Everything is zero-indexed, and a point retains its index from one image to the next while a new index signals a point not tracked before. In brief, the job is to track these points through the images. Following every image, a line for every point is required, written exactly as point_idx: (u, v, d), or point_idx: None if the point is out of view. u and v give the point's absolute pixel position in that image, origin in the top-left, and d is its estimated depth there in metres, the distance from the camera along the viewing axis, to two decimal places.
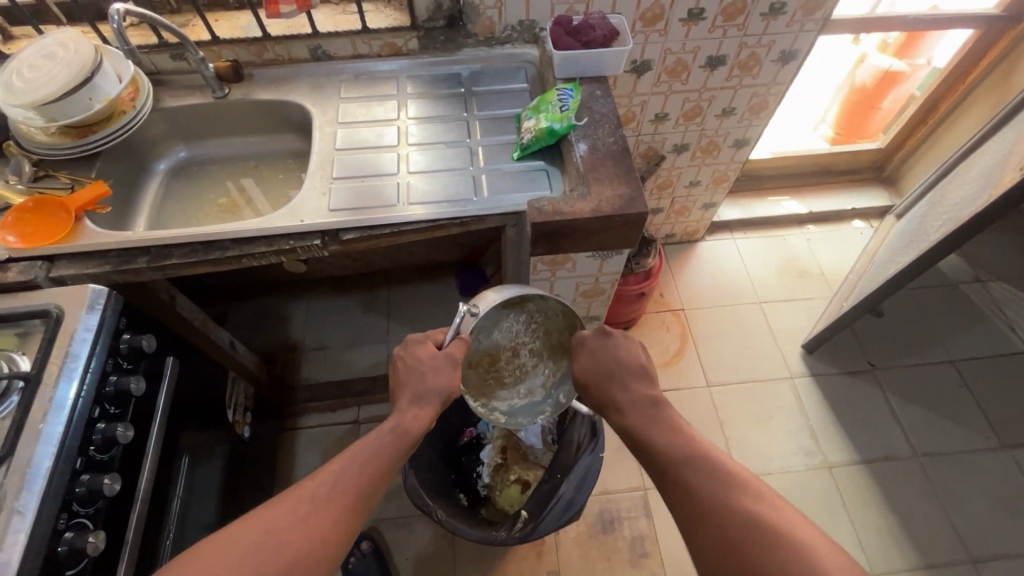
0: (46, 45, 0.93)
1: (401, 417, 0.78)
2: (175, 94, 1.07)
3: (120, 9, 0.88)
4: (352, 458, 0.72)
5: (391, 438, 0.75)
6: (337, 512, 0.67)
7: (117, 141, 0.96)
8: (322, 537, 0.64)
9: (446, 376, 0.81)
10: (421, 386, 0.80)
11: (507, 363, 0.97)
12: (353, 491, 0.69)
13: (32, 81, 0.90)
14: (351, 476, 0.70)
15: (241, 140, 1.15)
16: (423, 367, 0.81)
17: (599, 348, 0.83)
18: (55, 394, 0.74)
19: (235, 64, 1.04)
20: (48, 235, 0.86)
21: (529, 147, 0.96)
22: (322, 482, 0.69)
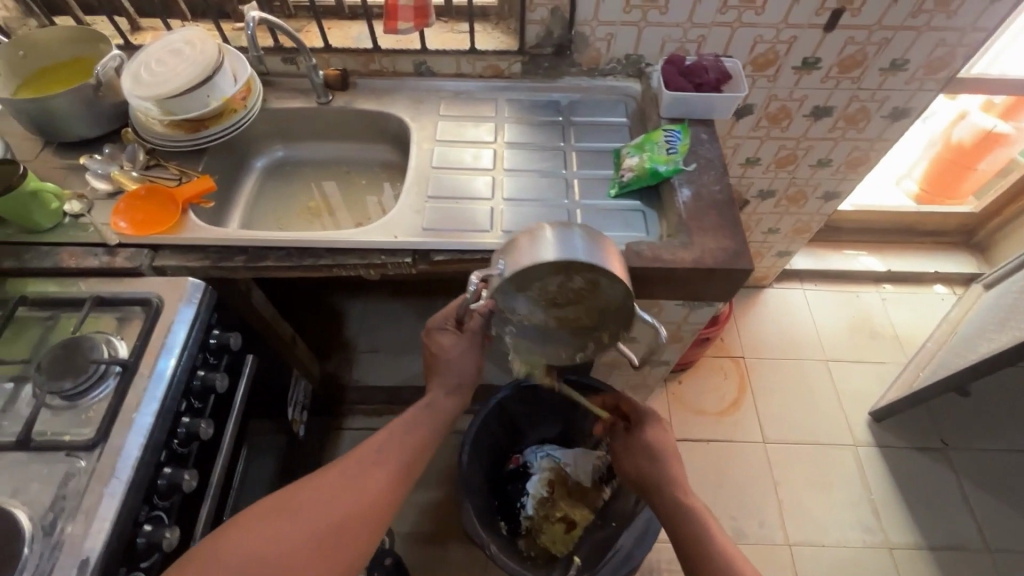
0: (173, 41, 0.96)
1: (434, 397, 0.80)
2: (281, 96, 1.09)
3: (255, 17, 0.92)
4: (398, 436, 0.75)
5: (427, 415, 0.78)
6: (384, 482, 0.70)
7: (225, 139, 0.99)
8: (373, 497, 0.68)
9: (470, 363, 0.81)
10: (447, 372, 0.80)
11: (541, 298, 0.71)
12: (396, 466, 0.72)
13: (157, 75, 0.93)
14: (394, 456, 0.73)
15: (335, 147, 1.16)
16: (448, 354, 0.79)
17: (649, 428, 0.86)
18: (150, 384, 0.75)
19: (343, 73, 1.07)
20: (156, 224, 0.89)
21: (627, 186, 0.94)
22: (367, 456, 0.72)
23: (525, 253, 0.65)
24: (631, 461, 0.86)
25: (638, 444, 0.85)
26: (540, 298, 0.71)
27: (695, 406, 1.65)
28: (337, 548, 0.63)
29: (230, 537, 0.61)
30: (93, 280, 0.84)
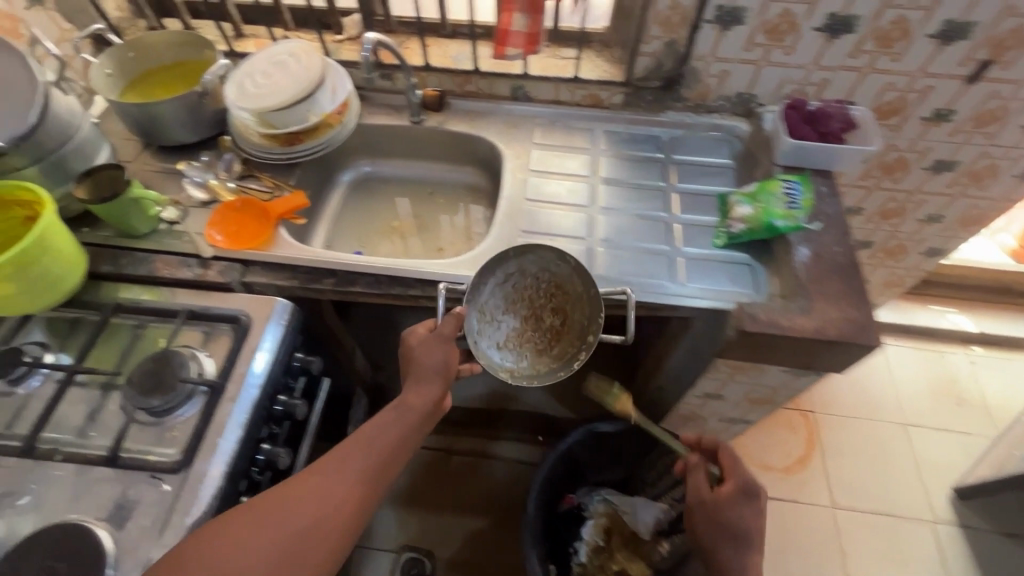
0: (278, 53, 0.95)
1: (403, 393, 0.76)
2: (375, 112, 1.07)
3: (372, 42, 0.89)
4: (369, 437, 0.72)
5: (397, 414, 0.74)
6: (350, 487, 0.67)
7: (318, 154, 0.97)
8: (340, 502, 0.65)
9: (440, 358, 0.77)
10: (416, 368, 0.77)
11: (522, 336, 0.88)
12: (367, 469, 0.69)
13: (260, 87, 0.92)
14: (366, 458, 0.70)
15: (421, 166, 1.13)
16: (412, 351, 0.78)
17: (746, 509, 0.77)
18: (236, 409, 0.73)
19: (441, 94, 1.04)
20: (249, 239, 0.88)
21: (737, 238, 0.87)
22: (338, 460, 0.69)
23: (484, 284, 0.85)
24: (711, 535, 0.77)
25: (730, 524, 0.76)
26: (522, 341, 0.88)
27: (759, 460, 1.56)
28: (301, 558, 0.61)
29: (198, 544, 0.58)
30: (185, 292, 0.83)
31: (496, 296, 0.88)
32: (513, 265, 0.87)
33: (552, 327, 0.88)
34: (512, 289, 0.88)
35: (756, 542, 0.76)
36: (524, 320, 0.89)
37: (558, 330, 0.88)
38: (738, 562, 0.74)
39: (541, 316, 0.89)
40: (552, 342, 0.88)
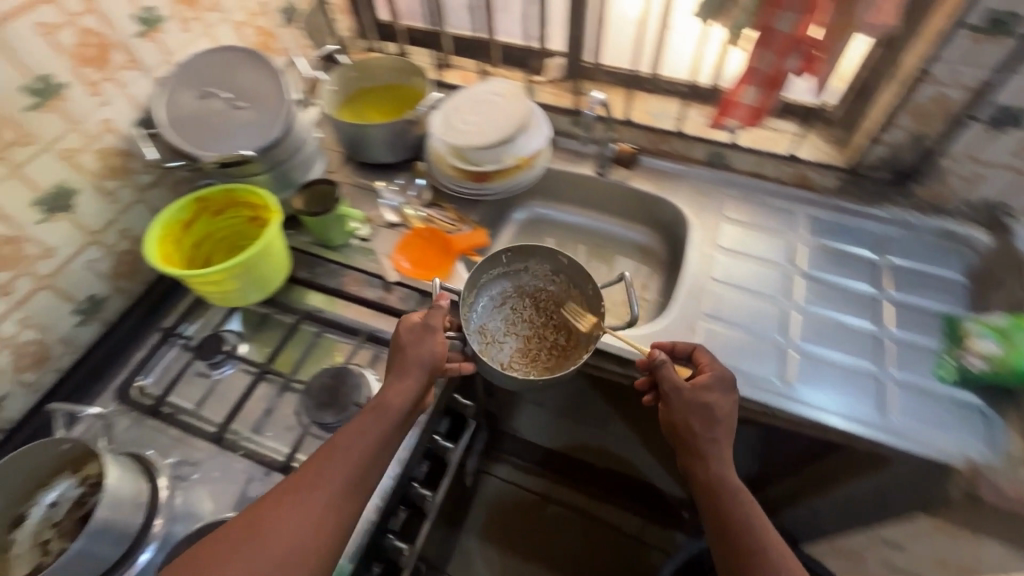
0: (485, 92, 0.97)
1: (378, 396, 0.68)
2: (561, 156, 1.05)
3: (599, 101, 0.91)
4: (340, 449, 0.64)
5: (373, 419, 0.66)
6: (322, 506, 0.60)
7: (505, 195, 0.97)
8: (316, 523, 0.59)
9: (428, 349, 0.71)
10: (396, 365, 0.70)
11: (524, 350, 0.88)
12: (340, 487, 0.62)
13: (466, 124, 0.94)
14: (339, 475, 0.62)
15: (593, 217, 1.10)
16: (404, 346, 0.71)
17: (722, 396, 0.69)
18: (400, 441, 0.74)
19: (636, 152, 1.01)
20: (430, 270, 0.91)
21: (974, 376, 0.73)
22: (304, 481, 0.61)
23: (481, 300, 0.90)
24: (690, 426, 0.68)
25: (709, 412, 0.68)
26: (523, 354, 0.87)
27: None
28: None
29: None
30: (365, 312, 0.86)
31: (494, 317, 0.91)
32: (510, 283, 0.93)
33: (555, 337, 0.89)
34: (511, 307, 0.92)
35: (726, 432, 0.69)
36: (525, 340, 0.89)
37: (560, 340, 0.88)
38: (708, 447, 0.67)
39: (540, 332, 0.90)
40: (555, 350, 0.87)
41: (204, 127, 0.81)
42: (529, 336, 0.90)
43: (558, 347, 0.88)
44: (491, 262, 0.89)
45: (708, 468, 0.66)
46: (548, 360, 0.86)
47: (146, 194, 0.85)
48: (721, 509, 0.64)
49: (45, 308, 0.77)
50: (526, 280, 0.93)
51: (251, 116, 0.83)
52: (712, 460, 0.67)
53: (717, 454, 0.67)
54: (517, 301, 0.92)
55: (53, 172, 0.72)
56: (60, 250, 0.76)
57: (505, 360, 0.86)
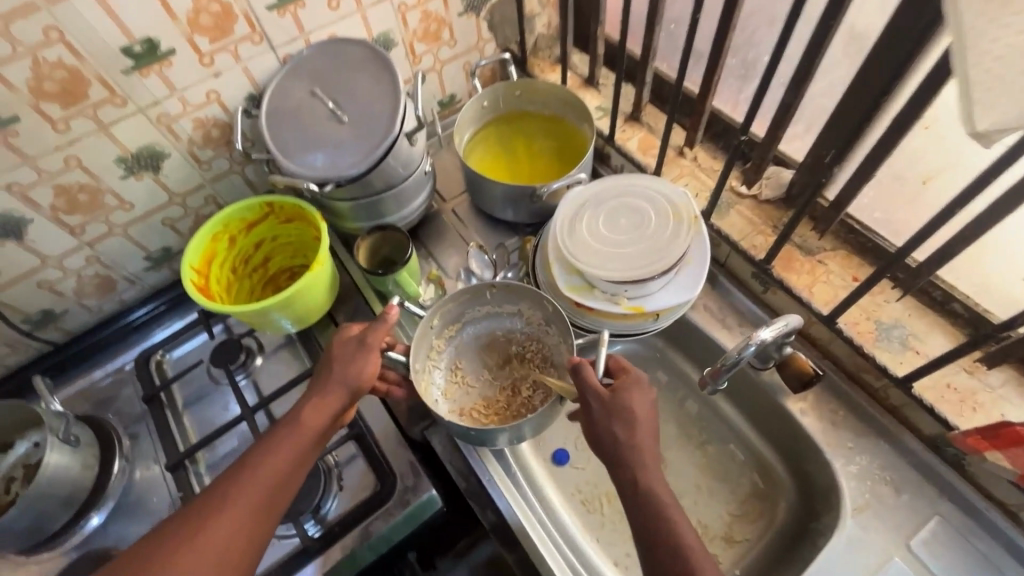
0: (644, 195, 0.70)
1: (297, 409, 0.59)
2: (712, 311, 0.74)
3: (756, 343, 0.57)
4: (250, 465, 0.55)
5: (286, 434, 0.56)
6: (237, 523, 0.52)
7: (600, 335, 0.72)
8: (236, 540, 0.51)
9: (358, 368, 0.60)
10: (324, 379, 0.60)
11: (492, 397, 0.73)
12: (261, 499, 0.53)
13: (595, 232, 0.68)
14: (258, 486, 0.54)
15: (716, 399, 0.77)
16: (333, 363, 0.61)
17: (640, 392, 0.58)
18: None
19: (818, 378, 0.63)
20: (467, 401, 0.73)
21: None
22: (218, 491, 0.53)
23: (465, 329, 0.76)
24: (615, 435, 0.56)
25: (628, 411, 0.56)
26: (488, 403, 0.72)
27: None
28: None
29: None
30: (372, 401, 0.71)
31: (473, 352, 0.76)
32: (499, 319, 0.76)
33: (529, 392, 0.72)
34: (496, 342, 0.76)
35: (650, 435, 0.57)
36: (498, 388, 0.73)
37: (532, 395, 0.71)
38: (638, 455, 0.55)
39: (515, 382, 0.73)
40: (521, 407, 0.70)
41: (300, 133, 0.69)
42: (503, 386, 0.74)
43: (528, 405, 0.70)
44: (474, 298, 0.73)
45: (634, 484, 0.54)
46: (508, 417, 0.70)
47: (240, 168, 0.79)
48: (657, 544, 0.51)
49: (113, 251, 0.77)
50: (518, 315, 0.76)
51: (348, 137, 0.69)
52: (641, 473, 0.54)
53: (644, 463, 0.55)
54: (505, 338, 0.76)
55: (142, 135, 0.68)
56: (138, 205, 0.74)
57: (461, 404, 0.72)
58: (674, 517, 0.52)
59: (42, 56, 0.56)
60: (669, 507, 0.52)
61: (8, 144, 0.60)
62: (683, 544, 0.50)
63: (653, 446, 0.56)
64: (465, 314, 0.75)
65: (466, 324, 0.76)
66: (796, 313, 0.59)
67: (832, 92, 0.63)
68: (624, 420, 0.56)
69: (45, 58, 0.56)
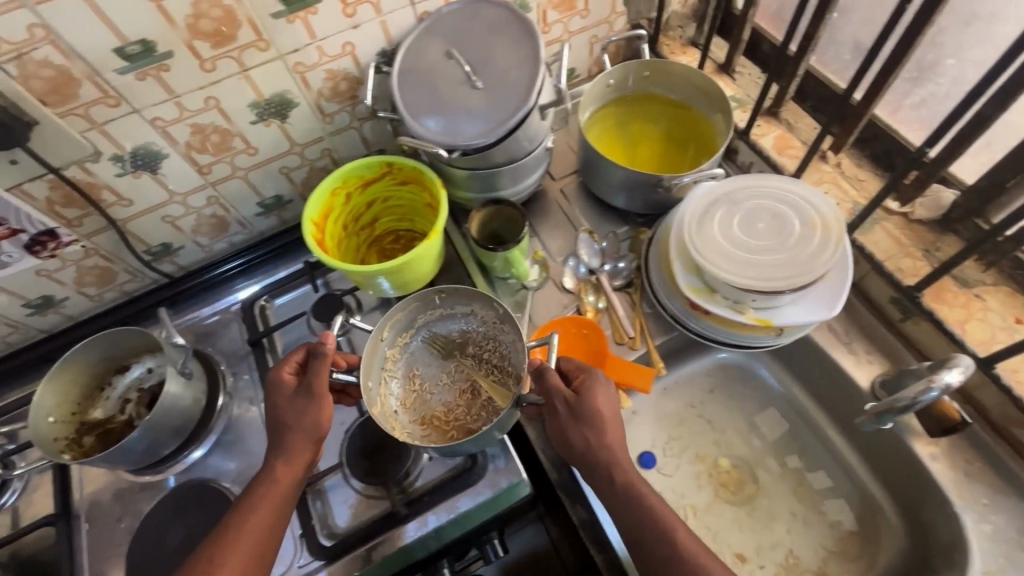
0: (781, 200, 0.65)
1: (267, 468, 0.59)
2: (838, 333, 0.69)
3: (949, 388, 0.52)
4: (234, 526, 0.56)
5: (261, 495, 0.57)
6: None
7: (715, 341, 0.68)
8: None
9: (312, 417, 0.59)
10: (282, 434, 0.59)
11: (452, 402, 0.67)
12: (251, 555, 0.55)
13: (728, 232, 0.64)
14: (246, 543, 0.55)
15: (823, 425, 0.72)
16: (287, 417, 0.60)
17: (602, 393, 0.59)
18: (369, 566, 0.61)
19: (965, 423, 0.57)
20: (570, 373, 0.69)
21: None
22: (209, 552, 0.54)
23: (417, 335, 0.72)
24: (586, 439, 0.57)
25: (596, 416, 0.57)
26: (447, 407, 0.67)
27: None
28: None
29: None
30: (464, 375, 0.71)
31: (427, 357, 0.71)
32: (451, 325, 0.72)
33: (490, 398, 0.66)
34: (451, 346, 0.71)
35: (617, 433, 0.58)
36: (456, 393, 0.68)
37: (494, 399, 0.66)
38: (611, 450, 0.57)
39: (472, 384, 0.68)
40: (485, 408, 0.66)
41: (431, 95, 0.68)
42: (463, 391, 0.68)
43: (489, 408, 0.65)
44: (423, 304, 0.71)
45: (615, 482, 0.56)
46: (472, 419, 0.65)
47: (359, 124, 0.79)
48: (645, 535, 0.54)
49: (231, 193, 0.79)
50: (472, 319, 0.72)
51: (480, 105, 0.66)
52: (617, 471, 0.56)
53: (617, 459, 0.57)
54: (461, 340, 0.72)
55: (278, 81, 0.68)
56: (262, 151, 0.75)
57: (419, 408, 0.67)
58: (654, 507, 0.54)
59: None
60: (648, 497, 0.55)
61: (159, 79, 0.61)
62: (670, 531, 0.53)
63: (620, 440, 0.58)
64: (415, 320, 0.72)
65: (419, 330, 0.73)
66: (964, 354, 0.54)
67: None
68: (596, 420, 0.57)
69: None
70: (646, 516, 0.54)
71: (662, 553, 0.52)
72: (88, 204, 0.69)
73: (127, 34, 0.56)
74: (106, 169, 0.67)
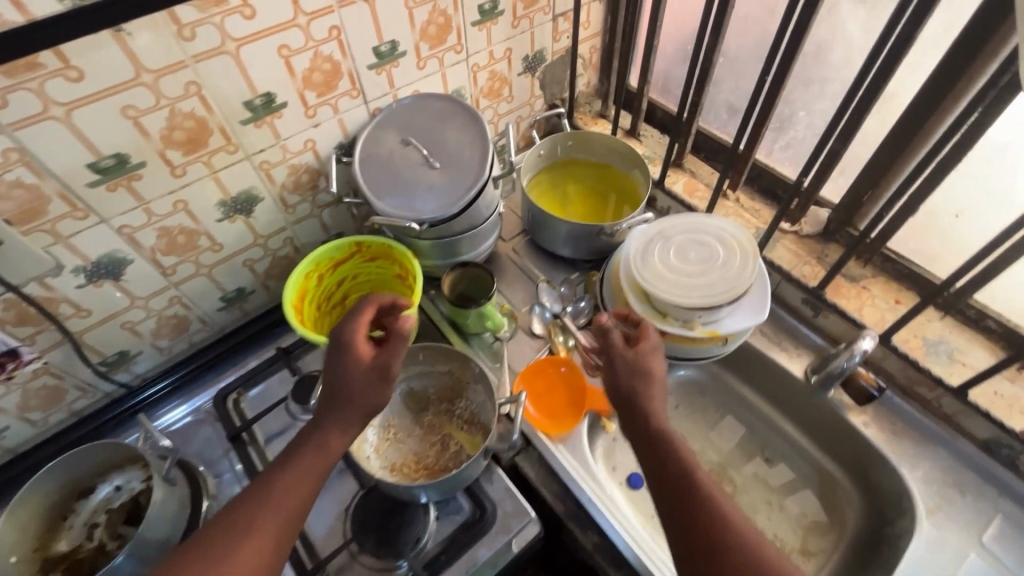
0: (706, 229, 0.78)
1: (331, 425, 0.55)
2: (769, 336, 0.81)
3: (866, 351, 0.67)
4: (278, 486, 0.52)
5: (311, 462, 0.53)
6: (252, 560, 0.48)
7: (678, 359, 0.77)
8: None
9: (375, 398, 0.56)
10: (351, 401, 0.55)
11: (421, 451, 0.70)
12: (276, 531, 0.50)
13: (667, 263, 0.75)
14: (278, 514, 0.50)
15: (774, 418, 0.82)
16: (352, 394, 0.55)
17: (655, 355, 0.60)
18: None
19: (877, 388, 0.71)
20: (560, 414, 0.74)
21: None
22: (250, 512, 0.50)
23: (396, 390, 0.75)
24: (634, 390, 0.58)
25: (646, 371, 0.59)
26: (415, 457, 0.70)
27: None
28: None
29: None
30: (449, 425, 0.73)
31: (404, 409, 0.74)
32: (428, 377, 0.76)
33: (455, 447, 0.70)
34: (426, 399, 0.75)
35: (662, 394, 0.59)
36: (426, 443, 0.71)
37: (457, 448, 0.70)
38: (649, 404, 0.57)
39: (439, 435, 0.72)
40: (447, 457, 0.69)
41: (393, 178, 0.75)
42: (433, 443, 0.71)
43: (454, 457, 0.69)
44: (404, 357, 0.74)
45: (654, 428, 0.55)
46: (435, 468, 0.68)
47: (320, 212, 0.84)
48: (681, 490, 0.50)
49: (194, 291, 0.79)
50: (447, 373, 0.75)
51: (439, 181, 0.75)
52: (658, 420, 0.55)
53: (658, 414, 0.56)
54: (435, 394, 0.75)
55: (245, 180, 0.72)
56: (227, 246, 0.77)
57: (389, 459, 0.70)
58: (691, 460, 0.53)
59: (178, 107, 0.60)
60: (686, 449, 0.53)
61: (130, 188, 0.63)
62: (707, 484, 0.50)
63: (665, 405, 0.57)
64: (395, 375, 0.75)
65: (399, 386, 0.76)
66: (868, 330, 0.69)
67: (869, 141, 0.74)
68: (647, 378, 0.58)
69: (180, 110, 0.61)
70: (683, 469, 0.52)
71: (703, 506, 0.49)
72: (45, 319, 0.67)
73: (102, 150, 0.58)
74: (67, 281, 0.66)
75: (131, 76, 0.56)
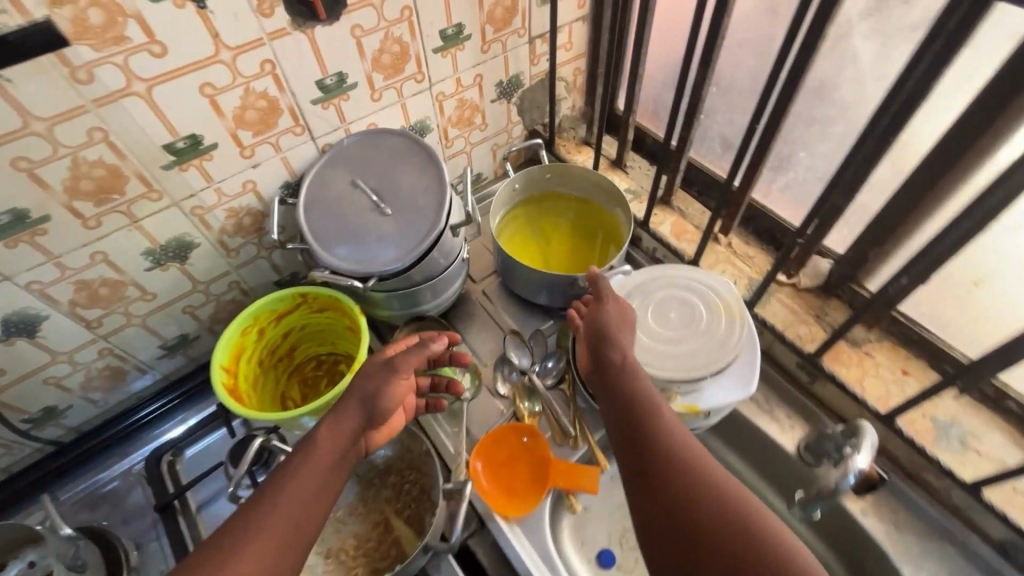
0: (690, 284, 0.70)
1: (341, 414, 0.52)
2: (759, 402, 0.72)
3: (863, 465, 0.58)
4: (291, 467, 0.48)
5: (323, 450, 0.49)
6: (271, 536, 0.43)
7: None
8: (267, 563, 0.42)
9: (390, 389, 0.54)
10: (363, 395, 0.53)
11: (362, 534, 0.65)
12: (298, 509, 0.46)
13: (644, 326, 0.67)
14: (297, 491, 0.46)
15: (764, 492, 0.74)
16: (365, 389, 0.54)
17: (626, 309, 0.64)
18: None
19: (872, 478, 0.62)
20: (519, 493, 0.67)
21: None
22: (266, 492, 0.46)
23: None
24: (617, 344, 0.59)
25: (619, 321, 0.61)
26: (355, 541, 0.64)
27: None
28: None
29: None
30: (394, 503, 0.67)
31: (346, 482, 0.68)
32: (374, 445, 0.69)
33: (398, 530, 0.64)
34: (370, 471, 0.68)
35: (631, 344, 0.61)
36: (369, 523, 0.65)
37: (400, 533, 0.64)
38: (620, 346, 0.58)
39: (384, 514, 0.66)
40: (389, 544, 0.64)
41: (340, 224, 0.67)
42: (376, 523, 0.65)
43: (396, 545, 0.63)
44: None
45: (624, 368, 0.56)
46: (375, 557, 0.63)
47: (268, 253, 0.76)
48: (644, 427, 0.51)
49: (128, 342, 0.72)
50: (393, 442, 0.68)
51: (391, 229, 0.67)
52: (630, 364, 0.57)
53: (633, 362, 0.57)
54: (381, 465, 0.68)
55: (176, 227, 0.65)
56: (161, 295, 0.70)
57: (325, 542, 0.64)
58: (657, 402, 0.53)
59: (82, 156, 0.54)
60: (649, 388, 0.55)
61: (33, 243, 0.56)
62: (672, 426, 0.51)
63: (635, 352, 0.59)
64: None
65: None
66: (867, 423, 0.60)
67: (878, 192, 0.65)
68: (622, 332, 0.60)
69: (84, 158, 0.54)
70: (649, 410, 0.52)
71: (671, 448, 0.48)
72: None
73: None
74: None
75: (18, 126, 0.49)
